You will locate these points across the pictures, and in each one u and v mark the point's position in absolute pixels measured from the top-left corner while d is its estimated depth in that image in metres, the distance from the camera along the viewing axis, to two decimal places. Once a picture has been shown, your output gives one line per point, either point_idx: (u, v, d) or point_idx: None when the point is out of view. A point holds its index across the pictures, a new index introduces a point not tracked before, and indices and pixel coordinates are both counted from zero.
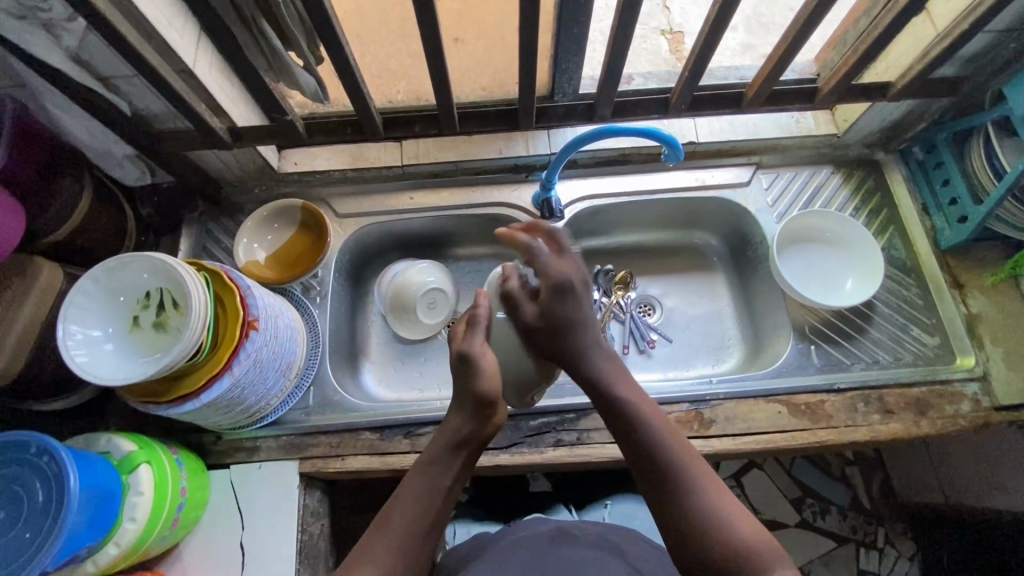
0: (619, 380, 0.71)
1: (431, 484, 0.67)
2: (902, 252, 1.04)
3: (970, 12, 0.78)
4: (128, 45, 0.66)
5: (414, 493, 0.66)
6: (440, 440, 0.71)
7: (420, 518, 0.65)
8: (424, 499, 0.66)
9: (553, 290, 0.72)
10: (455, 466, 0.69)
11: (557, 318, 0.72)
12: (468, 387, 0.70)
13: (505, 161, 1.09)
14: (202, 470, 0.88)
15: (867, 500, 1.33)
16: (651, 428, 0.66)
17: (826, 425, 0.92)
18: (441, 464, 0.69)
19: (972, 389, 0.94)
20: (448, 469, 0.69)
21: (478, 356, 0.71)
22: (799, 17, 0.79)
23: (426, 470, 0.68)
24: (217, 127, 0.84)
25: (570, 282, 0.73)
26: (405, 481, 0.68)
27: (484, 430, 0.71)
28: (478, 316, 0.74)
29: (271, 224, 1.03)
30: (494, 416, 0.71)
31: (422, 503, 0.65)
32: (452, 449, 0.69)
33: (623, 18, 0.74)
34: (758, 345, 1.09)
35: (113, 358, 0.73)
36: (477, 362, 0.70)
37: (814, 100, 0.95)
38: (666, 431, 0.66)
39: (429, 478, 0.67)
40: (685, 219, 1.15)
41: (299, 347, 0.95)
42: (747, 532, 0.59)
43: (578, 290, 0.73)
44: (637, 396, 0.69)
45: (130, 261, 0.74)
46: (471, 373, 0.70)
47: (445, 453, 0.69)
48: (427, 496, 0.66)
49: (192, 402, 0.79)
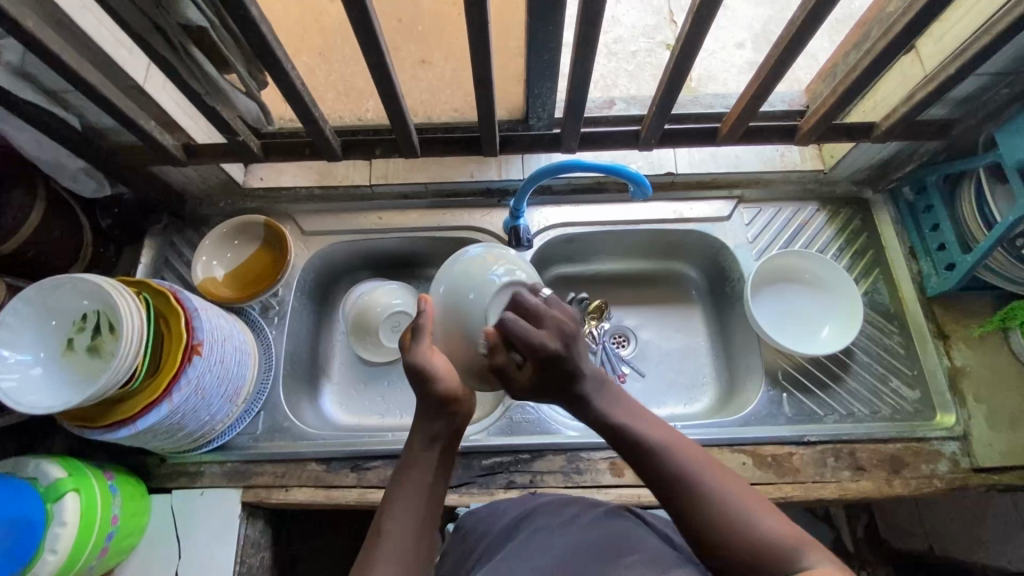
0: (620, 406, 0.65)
1: (415, 487, 0.60)
2: (886, 297, 0.99)
3: (956, 57, 0.74)
4: (62, 64, 0.64)
5: (399, 505, 0.59)
6: (415, 440, 0.63)
7: (410, 530, 0.58)
8: (411, 506, 0.59)
9: (545, 364, 0.60)
10: (435, 462, 0.62)
11: (553, 378, 0.62)
12: (421, 391, 0.62)
13: (477, 184, 1.06)
14: (141, 495, 0.86)
15: (851, 543, 1.21)
16: (662, 449, 0.61)
17: (793, 480, 0.87)
18: (425, 466, 0.61)
19: (951, 449, 0.89)
20: (430, 466, 0.61)
21: (424, 363, 0.62)
22: (772, 54, 0.75)
23: (409, 479, 0.60)
24: (169, 145, 0.82)
25: (559, 351, 0.60)
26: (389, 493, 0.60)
27: (460, 420, 0.64)
28: (421, 320, 0.63)
29: (231, 241, 1.01)
30: (459, 408, 0.63)
31: (411, 511, 0.59)
32: (428, 443, 0.62)
33: (582, 50, 0.71)
34: (732, 386, 1.03)
35: (42, 384, 0.71)
36: (437, 372, 0.62)
37: (795, 138, 0.91)
38: (675, 449, 0.61)
39: (414, 478, 0.60)
40: (663, 250, 1.11)
41: (250, 372, 0.92)
42: (781, 534, 0.54)
43: (570, 354, 0.61)
44: (640, 416, 0.65)
45: (64, 282, 0.71)
46: (421, 378, 0.62)
47: (428, 451, 0.62)
48: (413, 504, 0.59)
49: (127, 428, 0.76)
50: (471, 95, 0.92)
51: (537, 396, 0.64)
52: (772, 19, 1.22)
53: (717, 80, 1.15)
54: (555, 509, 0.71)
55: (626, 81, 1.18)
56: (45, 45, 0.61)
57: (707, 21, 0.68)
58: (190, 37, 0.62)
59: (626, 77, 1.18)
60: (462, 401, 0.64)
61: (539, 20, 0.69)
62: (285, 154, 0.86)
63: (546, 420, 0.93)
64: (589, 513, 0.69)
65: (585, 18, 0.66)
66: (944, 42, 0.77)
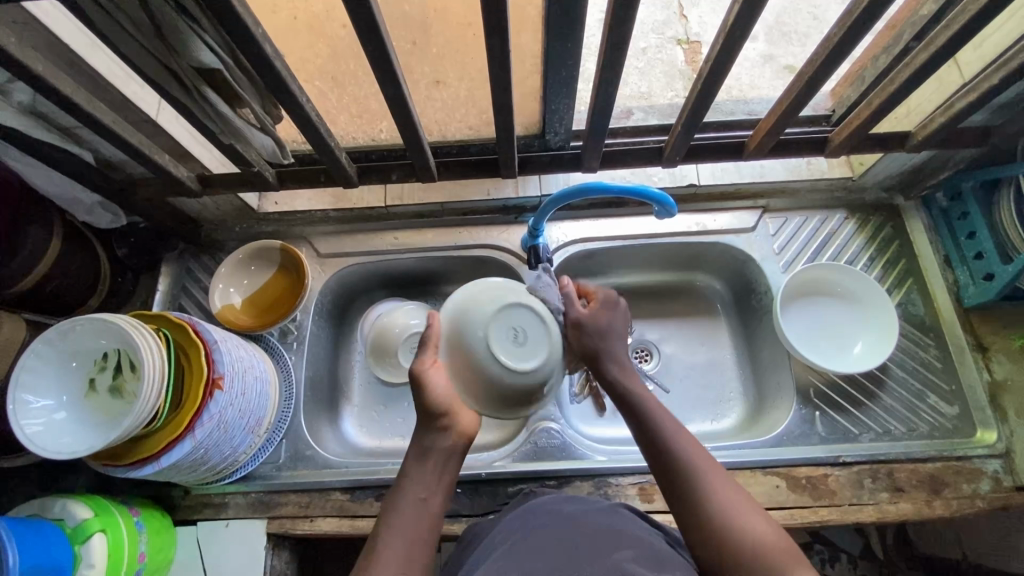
0: (671, 422, 0.66)
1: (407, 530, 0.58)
2: (921, 309, 0.96)
3: (1001, 66, 0.70)
4: (73, 106, 0.62)
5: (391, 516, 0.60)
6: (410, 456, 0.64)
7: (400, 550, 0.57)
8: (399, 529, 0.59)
9: (609, 302, 0.74)
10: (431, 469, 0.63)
11: (605, 325, 0.72)
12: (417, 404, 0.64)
13: (493, 203, 1.05)
14: (168, 527, 0.86)
15: (880, 548, 1.16)
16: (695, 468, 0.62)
17: (829, 503, 0.85)
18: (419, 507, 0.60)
19: (993, 467, 0.86)
20: (425, 473, 0.62)
21: (423, 375, 0.64)
22: (805, 70, 0.71)
23: (399, 526, 0.59)
24: (182, 177, 0.81)
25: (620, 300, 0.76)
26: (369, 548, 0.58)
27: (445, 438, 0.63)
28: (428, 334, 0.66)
29: (248, 267, 1.00)
30: (456, 423, 0.64)
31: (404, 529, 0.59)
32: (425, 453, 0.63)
33: (607, 72, 0.69)
34: (761, 403, 1.00)
35: (68, 428, 0.70)
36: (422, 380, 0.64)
37: (825, 150, 0.88)
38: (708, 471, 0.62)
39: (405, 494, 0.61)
40: (687, 261, 1.07)
41: (270, 401, 0.90)
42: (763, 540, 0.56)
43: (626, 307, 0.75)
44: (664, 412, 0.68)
45: (85, 324, 0.71)
46: (417, 389, 0.65)
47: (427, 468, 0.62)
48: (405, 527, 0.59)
49: (152, 465, 0.75)
50: (488, 113, 0.91)
51: (590, 325, 0.71)
52: (788, 10, 1.17)
53: (730, 74, 1.11)
54: (553, 505, 0.71)
55: (637, 79, 1.14)
56: (57, 90, 0.60)
57: (739, 40, 0.64)
58: (205, 78, 0.61)
59: (636, 75, 1.15)
60: (461, 417, 0.64)
61: (556, 37, 0.65)
62: (301, 181, 0.87)
63: (572, 445, 0.91)
64: (592, 516, 0.67)
65: (612, 41, 0.63)
66: (986, 48, 0.74)
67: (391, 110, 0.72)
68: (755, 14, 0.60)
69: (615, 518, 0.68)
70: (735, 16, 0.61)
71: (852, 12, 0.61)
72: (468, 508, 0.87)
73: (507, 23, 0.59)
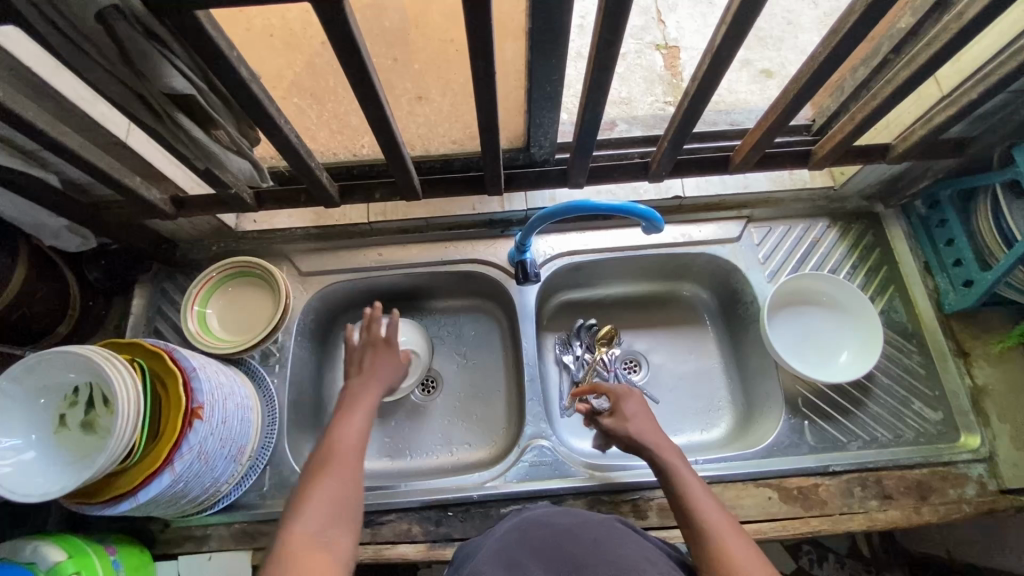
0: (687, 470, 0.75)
1: (316, 460, 0.71)
2: (903, 315, 0.97)
3: (977, 82, 0.71)
4: (38, 133, 0.60)
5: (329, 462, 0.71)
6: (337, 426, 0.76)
7: (331, 488, 0.67)
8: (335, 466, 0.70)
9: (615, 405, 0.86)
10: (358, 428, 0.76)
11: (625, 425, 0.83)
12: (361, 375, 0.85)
13: (479, 217, 1.04)
14: (146, 562, 0.83)
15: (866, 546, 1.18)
16: (696, 507, 0.70)
17: (820, 512, 0.86)
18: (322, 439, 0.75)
19: (977, 471, 0.88)
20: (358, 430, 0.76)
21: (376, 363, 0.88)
22: (789, 87, 0.71)
23: (315, 461, 0.71)
24: (156, 200, 0.78)
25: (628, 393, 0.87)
26: (289, 503, 0.66)
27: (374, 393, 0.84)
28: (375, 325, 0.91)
29: (223, 287, 0.96)
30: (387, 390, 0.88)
31: (338, 471, 0.69)
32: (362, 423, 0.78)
33: (593, 92, 0.68)
34: (750, 412, 1.00)
35: (36, 468, 0.67)
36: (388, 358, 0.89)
37: (807, 162, 0.89)
38: (712, 511, 0.69)
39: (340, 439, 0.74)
40: (675, 272, 1.07)
41: (253, 428, 0.87)
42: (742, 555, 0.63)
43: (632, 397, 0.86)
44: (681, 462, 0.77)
45: (54, 358, 0.67)
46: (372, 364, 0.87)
47: (351, 387, 0.84)
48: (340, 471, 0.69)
49: (129, 501, 0.71)
50: (471, 127, 0.89)
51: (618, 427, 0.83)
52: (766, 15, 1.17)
53: None
54: (547, 516, 0.70)
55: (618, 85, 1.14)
56: (21, 117, 0.57)
57: (725, 61, 0.64)
58: (177, 103, 0.58)
59: (617, 82, 1.15)
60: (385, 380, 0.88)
61: (542, 56, 0.65)
62: (281, 201, 0.85)
63: (565, 463, 0.90)
64: (578, 537, 0.66)
65: (599, 62, 0.63)
66: (964, 63, 0.75)
67: (373, 131, 0.70)
68: (742, 36, 0.60)
69: (608, 533, 0.68)
70: (721, 37, 0.61)
71: (837, 31, 0.62)
72: (460, 532, 0.86)
73: (492, 47, 0.58)
